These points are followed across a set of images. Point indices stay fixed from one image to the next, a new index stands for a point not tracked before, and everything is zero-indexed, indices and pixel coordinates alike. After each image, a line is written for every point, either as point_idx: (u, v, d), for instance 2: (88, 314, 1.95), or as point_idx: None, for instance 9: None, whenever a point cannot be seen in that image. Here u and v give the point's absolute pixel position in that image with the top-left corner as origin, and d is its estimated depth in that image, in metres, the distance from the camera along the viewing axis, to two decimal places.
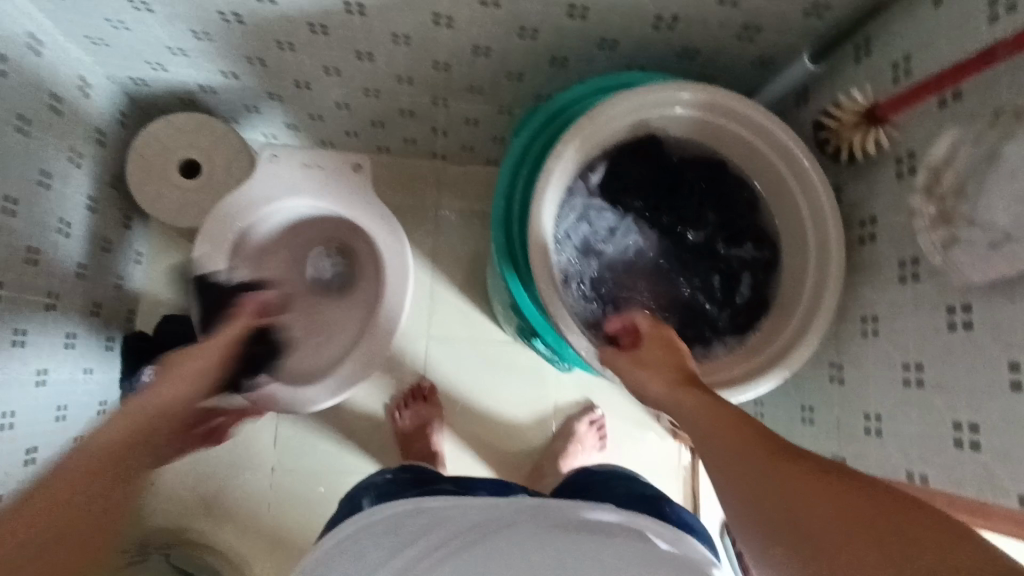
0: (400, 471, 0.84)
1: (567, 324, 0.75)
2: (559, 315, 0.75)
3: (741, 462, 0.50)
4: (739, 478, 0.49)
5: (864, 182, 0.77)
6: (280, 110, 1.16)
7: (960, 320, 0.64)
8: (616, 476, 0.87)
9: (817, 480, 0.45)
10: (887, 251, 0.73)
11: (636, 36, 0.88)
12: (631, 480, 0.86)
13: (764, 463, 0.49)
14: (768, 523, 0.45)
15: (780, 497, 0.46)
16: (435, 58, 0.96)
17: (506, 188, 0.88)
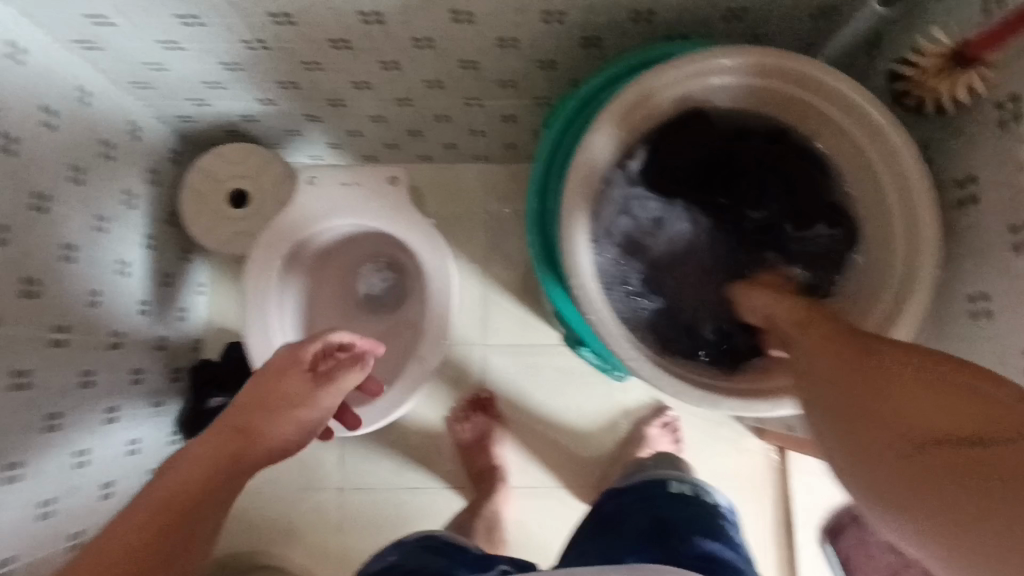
0: (409, 551, 0.80)
1: (610, 333, 0.69)
2: (600, 324, 0.69)
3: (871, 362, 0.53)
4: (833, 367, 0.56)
5: (961, 136, 0.65)
6: (319, 131, 1.16)
7: None
8: (639, 499, 0.82)
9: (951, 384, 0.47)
10: (995, 215, 0.61)
11: (674, 4, 0.79)
12: (654, 505, 0.80)
13: (897, 366, 0.51)
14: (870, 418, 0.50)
15: (898, 394, 0.49)
16: (461, 58, 0.92)
17: (537, 187, 0.82)
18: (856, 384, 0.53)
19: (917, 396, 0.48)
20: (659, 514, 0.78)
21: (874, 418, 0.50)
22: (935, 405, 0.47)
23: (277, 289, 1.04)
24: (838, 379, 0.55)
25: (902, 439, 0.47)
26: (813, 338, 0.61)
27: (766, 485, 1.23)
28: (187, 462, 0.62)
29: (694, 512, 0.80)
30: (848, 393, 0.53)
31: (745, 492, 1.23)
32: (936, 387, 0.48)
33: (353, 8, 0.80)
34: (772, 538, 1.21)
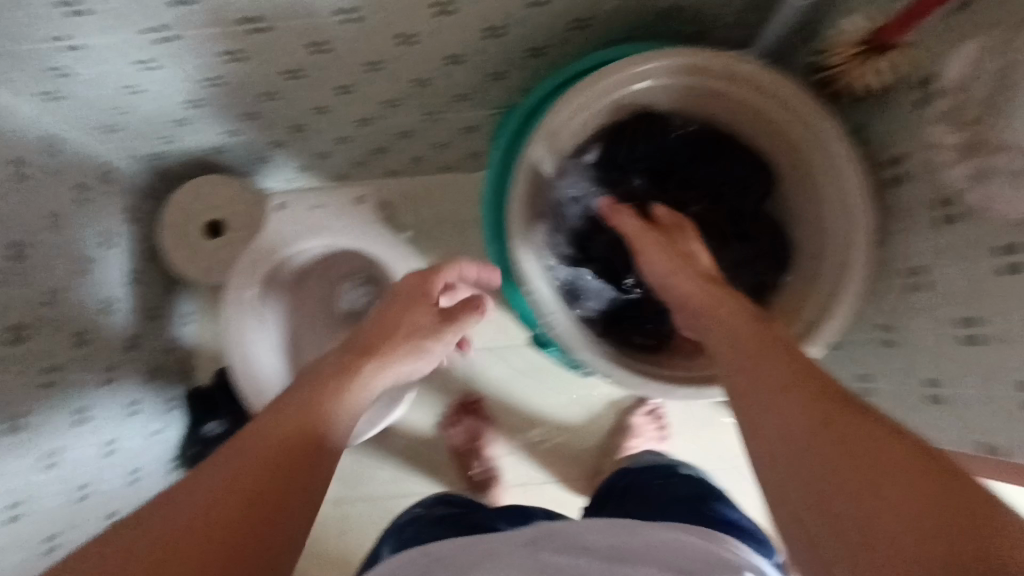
0: (431, 503, 0.86)
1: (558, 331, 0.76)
2: (550, 322, 0.76)
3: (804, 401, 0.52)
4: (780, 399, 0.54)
5: (884, 117, 0.67)
6: (287, 156, 1.19)
7: (1004, 264, 0.54)
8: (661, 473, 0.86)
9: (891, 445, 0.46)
10: (918, 192, 0.64)
11: (609, 11, 0.81)
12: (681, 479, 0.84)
13: (837, 413, 0.50)
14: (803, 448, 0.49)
15: (830, 437, 0.48)
16: (412, 77, 0.94)
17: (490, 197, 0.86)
18: (795, 429, 0.51)
19: (857, 451, 0.46)
20: (673, 486, 0.83)
21: (808, 471, 0.48)
22: (870, 464, 0.45)
23: (257, 314, 1.07)
24: (776, 415, 0.53)
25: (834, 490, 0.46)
26: (748, 364, 0.60)
27: (751, 461, 1.28)
28: (226, 480, 0.54)
29: (709, 486, 0.83)
30: (785, 434, 0.51)
31: (733, 470, 1.28)
32: (874, 443, 0.46)
33: (301, 40, 0.83)
34: (761, 511, 1.26)
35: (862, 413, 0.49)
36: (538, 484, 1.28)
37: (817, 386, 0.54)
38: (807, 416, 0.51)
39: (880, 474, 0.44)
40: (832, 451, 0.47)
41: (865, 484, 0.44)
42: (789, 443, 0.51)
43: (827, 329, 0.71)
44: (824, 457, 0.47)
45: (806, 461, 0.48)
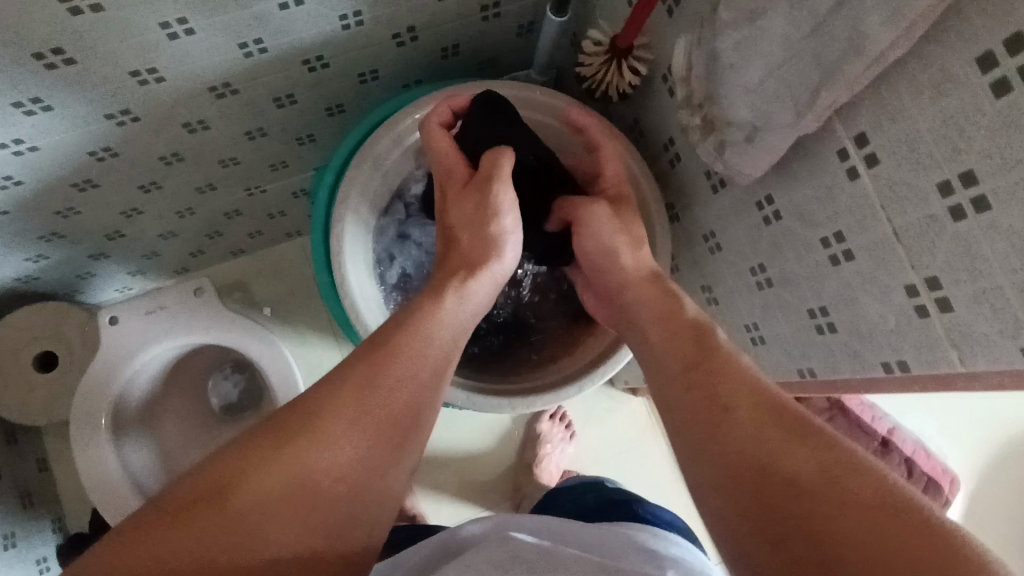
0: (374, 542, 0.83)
1: None
2: None
3: (716, 405, 0.54)
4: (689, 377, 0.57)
5: (650, 107, 0.75)
6: (114, 266, 1.11)
7: (770, 212, 0.62)
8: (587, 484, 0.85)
9: (804, 448, 0.48)
10: (694, 166, 0.71)
11: (391, 59, 0.84)
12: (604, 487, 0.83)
13: (753, 417, 0.51)
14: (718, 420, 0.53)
15: (737, 407, 0.52)
16: (218, 158, 0.92)
17: (321, 251, 0.80)
18: (715, 438, 0.52)
19: (770, 460, 0.49)
20: (607, 494, 0.82)
21: (727, 479, 0.51)
22: (782, 470, 0.48)
23: (115, 446, 0.98)
24: (691, 423, 0.55)
25: (748, 445, 0.50)
26: (670, 366, 0.59)
27: (656, 433, 1.34)
28: (315, 464, 0.51)
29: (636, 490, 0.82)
30: (702, 445, 0.53)
31: (643, 447, 1.34)
32: (786, 450, 0.49)
33: (82, 150, 0.78)
34: (676, 477, 1.33)
35: (776, 414, 0.51)
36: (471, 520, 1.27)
37: (738, 380, 0.54)
38: (724, 422, 0.52)
39: (790, 477, 0.47)
40: (747, 464, 0.50)
41: (781, 495, 0.47)
42: (707, 452, 0.53)
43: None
44: (745, 468, 0.50)
45: (727, 476, 0.51)
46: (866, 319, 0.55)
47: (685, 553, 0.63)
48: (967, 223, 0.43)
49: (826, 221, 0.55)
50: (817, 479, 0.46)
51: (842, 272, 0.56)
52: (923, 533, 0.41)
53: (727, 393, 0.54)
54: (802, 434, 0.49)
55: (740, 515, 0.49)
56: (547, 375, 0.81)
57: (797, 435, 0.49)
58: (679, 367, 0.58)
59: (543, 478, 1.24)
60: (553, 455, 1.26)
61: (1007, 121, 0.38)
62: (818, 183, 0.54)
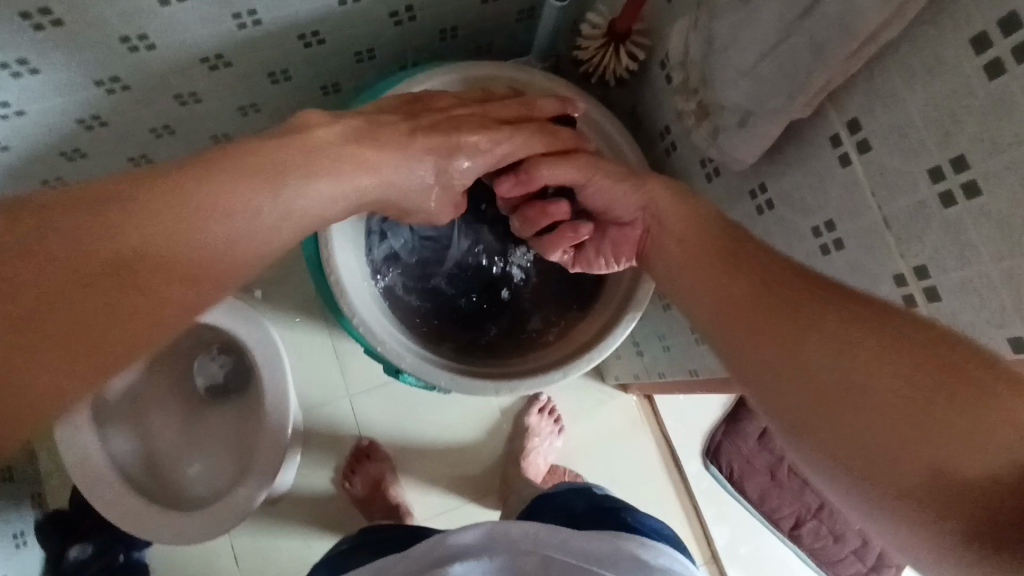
0: (355, 537, 0.84)
1: (397, 355, 0.72)
2: (387, 349, 0.72)
3: (767, 311, 0.49)
4: (750, 313, 0.51)
5: (646, 94, 0.74)
6: None
7: (763, 201, 0.61)
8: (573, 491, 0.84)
9: (862, 327, 0.43)
10: (688, 154, 0.71)
11: (388, 39, 0.83)
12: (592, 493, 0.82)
13: (824, 343, 0.44)
14: (785, 349, 0.46)
15: (807, 334, 0.45)
16: (211, 133, 0.91)
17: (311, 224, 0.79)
18: (770, 339, 0.48)
19: (827, 350, 0.44)
20: (594, 498, 0.80)
21: (801, 416, 0.45)
22: (840, 354, 0.43)
23: (98, 435, 0.96)
24: (759, 352, 0.49)
25: (820, 376, 0.44)
26: (730, 305, 0.53)
27: (645, 429, 1.33)
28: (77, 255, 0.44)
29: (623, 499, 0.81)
30: (754, 351, 0.49)
31: (632, 444, 1.33)
32: (840, 338, 0.44)
33: (70, 116, 0.78)
34: (664, 474, 1.32)
35: (829, 303, 0.46)
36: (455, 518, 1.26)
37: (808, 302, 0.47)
38: (777, 322, 0.48)
39: (849, 362, 0.43)
40: (820, 398, 0.43)
41: (845, 382, 0.42)
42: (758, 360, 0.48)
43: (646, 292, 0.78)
44: (799, 365, 0.45)
45: (780, 379, 0.47)
46: None
47: (674, 564, 0.63)
48: (956, 209, 0.42)
49: (817, 208, 0.55)
50: (878, 354, 0.42)
51: (832, 262, 0.55)
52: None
53: (775, 296, 0.50)
54: (859, 315, 0.44)
55: (796, 418, 0.45)
56: (532, 362, 0.80)
57: (847, 317, 0.45)
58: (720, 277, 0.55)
59: (529, 470, 1.24)
60: (541, 448, 1.25)
61: (998, 103, 0.38)
62: (810, 169, 0.54)
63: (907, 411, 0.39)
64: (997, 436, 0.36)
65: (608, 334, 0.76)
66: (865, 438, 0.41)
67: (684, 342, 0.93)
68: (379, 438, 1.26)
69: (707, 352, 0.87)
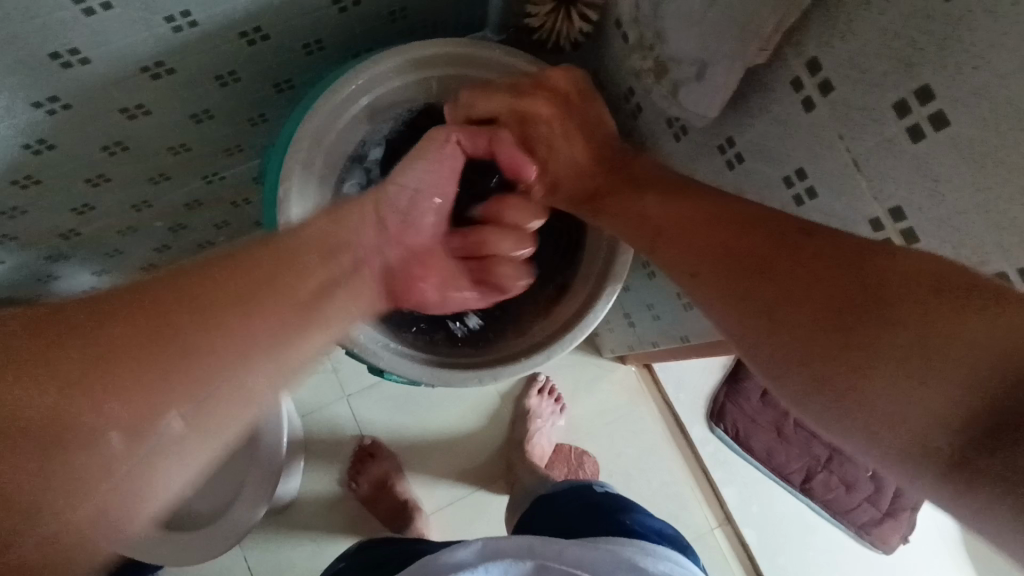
0: (355, 552, 0.83)
1: (377, 359, 0.71)
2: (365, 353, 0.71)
3: (754, 272, 0.47)
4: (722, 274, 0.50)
5: (604, 58, 0.71)
6: (75, 267, 1.09)
7: (732, 156, 0.59)
8: (573, 491, 0.83)
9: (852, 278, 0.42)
10: (653, 115, 0.68)
11: (334, 28, 0.81)
12: (590, 493, 0.81)
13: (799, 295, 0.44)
14: (764, 302, 0.46)
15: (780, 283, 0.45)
16: (167, 145, 0.89)
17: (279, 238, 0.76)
18: (756, 301, 0.46)
19: (820, 306, 0.42)
20: (594, 498, 0.79)
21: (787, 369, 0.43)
22: (832, 308, 0.41)
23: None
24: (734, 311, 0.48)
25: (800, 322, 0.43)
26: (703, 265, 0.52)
27: (647, 400, 1.33)
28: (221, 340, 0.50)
29: (623, 496, 0.79)
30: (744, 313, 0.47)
31: (634, 416, 1.32)
32: (831, 293, 0.42)
33: (15, 142, 0.75)
34: (669, 442, 1.31)
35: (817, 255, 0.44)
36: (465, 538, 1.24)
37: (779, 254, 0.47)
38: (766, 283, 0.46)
39: (842, 317, 0.41)
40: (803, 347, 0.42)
41: (842, 334, 0.40)
42: (746, 322, 0.46)
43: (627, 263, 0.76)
44: (790, 326, 0.43)
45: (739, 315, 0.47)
46: None
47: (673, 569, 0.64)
48: (926, 143, 0.40)
49: (786, 158, 0.52)
50: (870, 303, 0.40)
51: (807, 212, 0.53)
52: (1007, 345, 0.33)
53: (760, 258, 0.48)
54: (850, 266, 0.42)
55: (789, 380, 0.43)
56: (517, 347, 0.78)
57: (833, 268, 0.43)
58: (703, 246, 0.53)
59: (534, 452, 1.23)
60: (543, 430, 1.24)
61: (956, 25, 0.35)
62: (773, 118, 0.52)
63: (906, 355, 0.37)
64: (954, 349, 0.35)
65: (588, 311, 0.74)
66: (862, 385, 0.38)
67: (673, 309, 0.91)
68: (381, 436, 1.25)
69: (696, 317, 0.85)
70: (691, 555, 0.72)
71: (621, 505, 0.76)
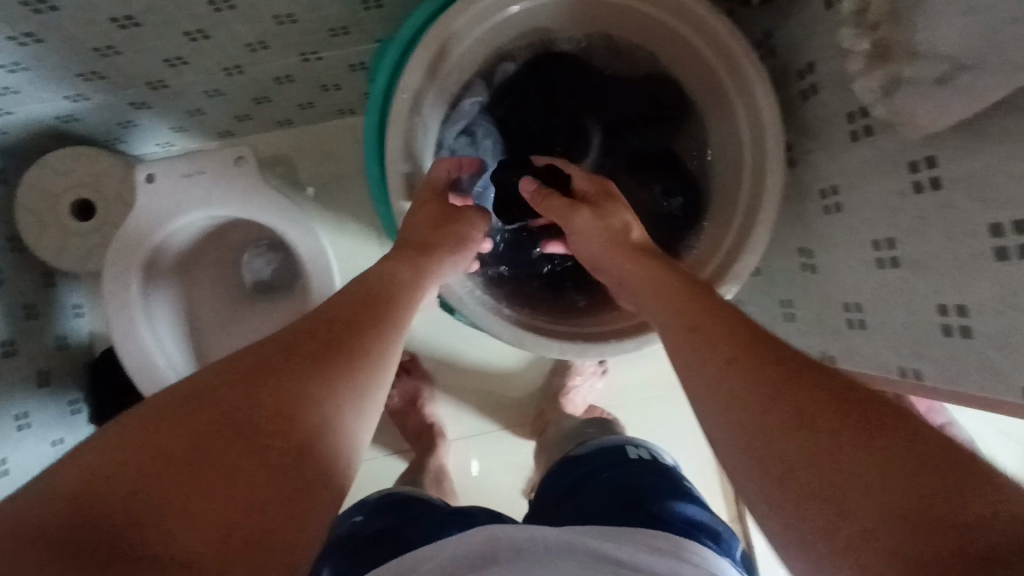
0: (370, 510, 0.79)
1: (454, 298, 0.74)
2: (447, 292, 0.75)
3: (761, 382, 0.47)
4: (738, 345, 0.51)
5: (794, 23, 0.62)
6: (157, 118, 1.05)
7: (926, 179, 0.51)
8: (601, 461, 0.76)
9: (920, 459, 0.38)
10: (833, 104, 0.60)
11: None
12: (618, 469, 0.72)
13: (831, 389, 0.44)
14: (769, 372, 0.47)
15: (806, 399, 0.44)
16: (274, 13, 0.82)
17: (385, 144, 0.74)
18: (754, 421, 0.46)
19: (832, 401, 0.43)
20: (623, 476, 0.70)
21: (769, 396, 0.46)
22: (853, 446, 0.41)
23: (150, 326, 0.96)
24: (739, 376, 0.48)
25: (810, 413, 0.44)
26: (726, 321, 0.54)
27: None
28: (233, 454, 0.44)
29: (659, 474, 0.70)
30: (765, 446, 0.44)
31: (671, 394, 1.26)
32: (875, 453, 0.40)
33: None
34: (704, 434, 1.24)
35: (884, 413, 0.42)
36: (487, 484, 1.24)
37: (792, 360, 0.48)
38: (836, 419, 0.42)
39: (881, 483, 0.38)
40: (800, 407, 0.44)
41: (827, 444, 0.41)
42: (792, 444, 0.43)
43: (740, 266, 0.72)
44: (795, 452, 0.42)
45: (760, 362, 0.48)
46: (1020, 334, 0.45)
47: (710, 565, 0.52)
48: None
49: (1004, 204, 0.44)
50: (883, 451, 0.40)
51: (1008, 270, 0.45)
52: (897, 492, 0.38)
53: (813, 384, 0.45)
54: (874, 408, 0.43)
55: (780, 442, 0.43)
56: (605, 326, 0.80)
57: (886, 433, 0.40)
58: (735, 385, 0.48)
59: (567, 408, 1.19)
60: (580, 389, 1.19)
61: None
62: (1010, 154, 0.43)
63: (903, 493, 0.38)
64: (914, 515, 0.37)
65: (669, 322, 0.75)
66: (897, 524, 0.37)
67: (766, 312, 0.82)
68: (423, 353, 1.25)
69: (791, 331, 0.78)
70: (727, 549, 0.64)
71: (651, 488, 0.67)
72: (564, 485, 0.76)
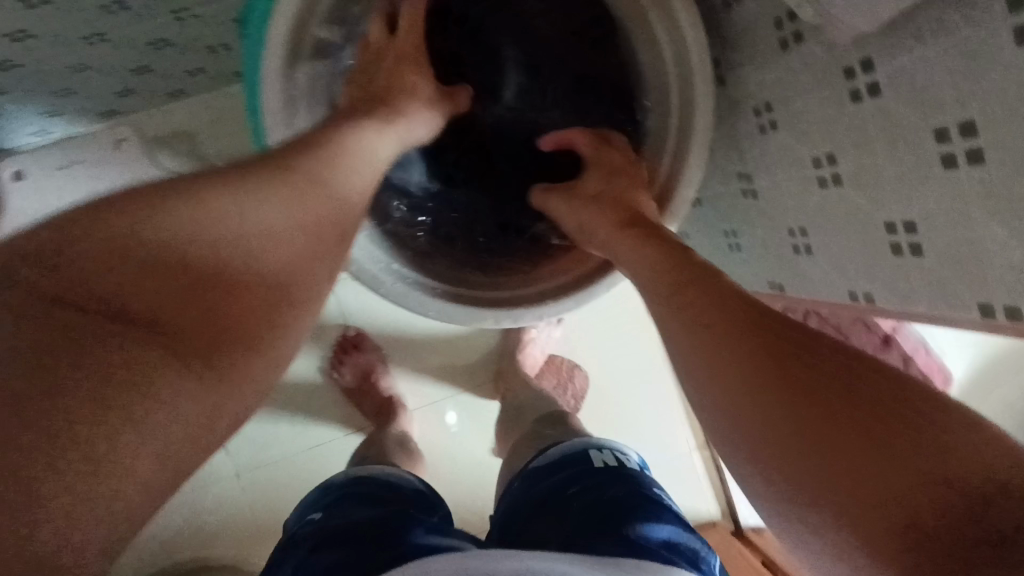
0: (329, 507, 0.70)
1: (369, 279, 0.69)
2: (360, 273, 0.69)
3: (749, 351, 0.45)
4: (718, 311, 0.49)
5: None
6: (19, 104, 0.89)
7: (862, 86, 0.46)
8: (564, 464, 0.69)
9: (929, 431, 0.37)
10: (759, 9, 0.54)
11: None
12: (585, 478, 0.65)
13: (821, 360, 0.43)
14: (756, 342, 0.46)
15: (798, 374, 0.43)
16: None
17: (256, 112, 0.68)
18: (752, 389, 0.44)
19: (821, 372, 0.42)
20: (591, 485, 0.63)
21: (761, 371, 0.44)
22: (852, 425, 0.39)
23: None
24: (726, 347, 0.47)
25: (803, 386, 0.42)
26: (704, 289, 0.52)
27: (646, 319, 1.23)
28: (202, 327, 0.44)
29: (629, 483, 0.64)
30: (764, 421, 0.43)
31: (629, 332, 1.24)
32: (874, 429, 0.39)
33: None
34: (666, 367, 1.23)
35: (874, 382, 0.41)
36: (454, 450, 1.21)
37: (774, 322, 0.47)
38: (829, 392, 0.41)
39: (886, 453, 0.37)
40: (799, 373, 0.43)
41: (822, 418, 0.40)
42: (789, 417, 0.41)
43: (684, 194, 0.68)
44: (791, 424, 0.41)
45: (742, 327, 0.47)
46: (970, 245, 0.41)
47: None
48: None
49: (948, 103, 0.40)
50: (873, 425, 0.39)
51: (957, 178, 0.41)
52: (898, 472, 0.37)
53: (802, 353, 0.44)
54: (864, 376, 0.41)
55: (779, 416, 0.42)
56: (537, 284, 0.77)
57: (882, 407, 0.39)
58: (719, 354, 0.47)
59: (526, 363, 1.15)
60: (537, 341, 1.15)
61: None
62: (952, 46, 0.38)
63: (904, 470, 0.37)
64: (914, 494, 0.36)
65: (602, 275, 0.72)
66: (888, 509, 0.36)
67: (711, 244, 0.78)
68: (369, 326, 1.19)
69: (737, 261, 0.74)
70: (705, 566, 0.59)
71: (621, 498, 0.61)
72: (525, 508, 0.66)
